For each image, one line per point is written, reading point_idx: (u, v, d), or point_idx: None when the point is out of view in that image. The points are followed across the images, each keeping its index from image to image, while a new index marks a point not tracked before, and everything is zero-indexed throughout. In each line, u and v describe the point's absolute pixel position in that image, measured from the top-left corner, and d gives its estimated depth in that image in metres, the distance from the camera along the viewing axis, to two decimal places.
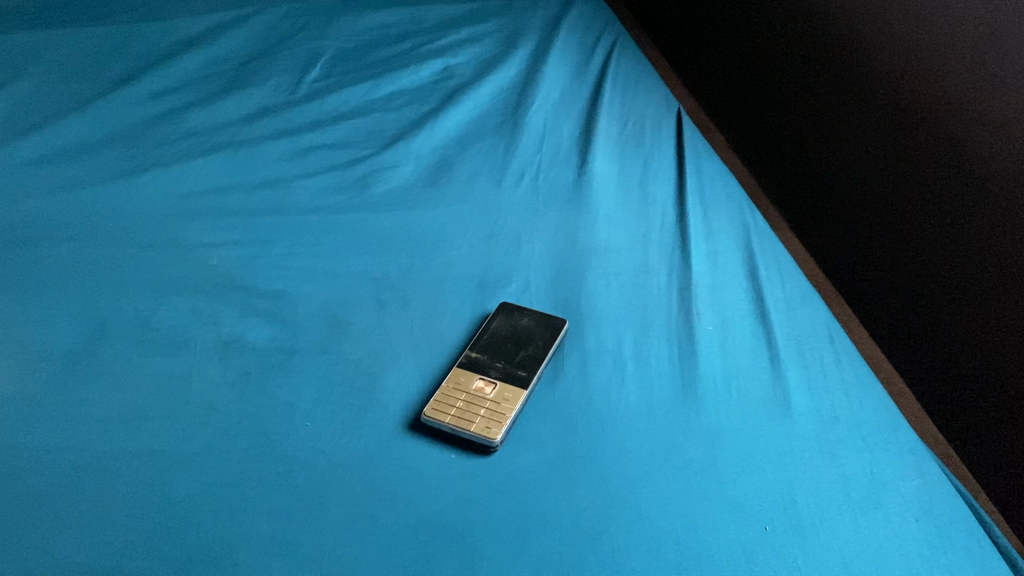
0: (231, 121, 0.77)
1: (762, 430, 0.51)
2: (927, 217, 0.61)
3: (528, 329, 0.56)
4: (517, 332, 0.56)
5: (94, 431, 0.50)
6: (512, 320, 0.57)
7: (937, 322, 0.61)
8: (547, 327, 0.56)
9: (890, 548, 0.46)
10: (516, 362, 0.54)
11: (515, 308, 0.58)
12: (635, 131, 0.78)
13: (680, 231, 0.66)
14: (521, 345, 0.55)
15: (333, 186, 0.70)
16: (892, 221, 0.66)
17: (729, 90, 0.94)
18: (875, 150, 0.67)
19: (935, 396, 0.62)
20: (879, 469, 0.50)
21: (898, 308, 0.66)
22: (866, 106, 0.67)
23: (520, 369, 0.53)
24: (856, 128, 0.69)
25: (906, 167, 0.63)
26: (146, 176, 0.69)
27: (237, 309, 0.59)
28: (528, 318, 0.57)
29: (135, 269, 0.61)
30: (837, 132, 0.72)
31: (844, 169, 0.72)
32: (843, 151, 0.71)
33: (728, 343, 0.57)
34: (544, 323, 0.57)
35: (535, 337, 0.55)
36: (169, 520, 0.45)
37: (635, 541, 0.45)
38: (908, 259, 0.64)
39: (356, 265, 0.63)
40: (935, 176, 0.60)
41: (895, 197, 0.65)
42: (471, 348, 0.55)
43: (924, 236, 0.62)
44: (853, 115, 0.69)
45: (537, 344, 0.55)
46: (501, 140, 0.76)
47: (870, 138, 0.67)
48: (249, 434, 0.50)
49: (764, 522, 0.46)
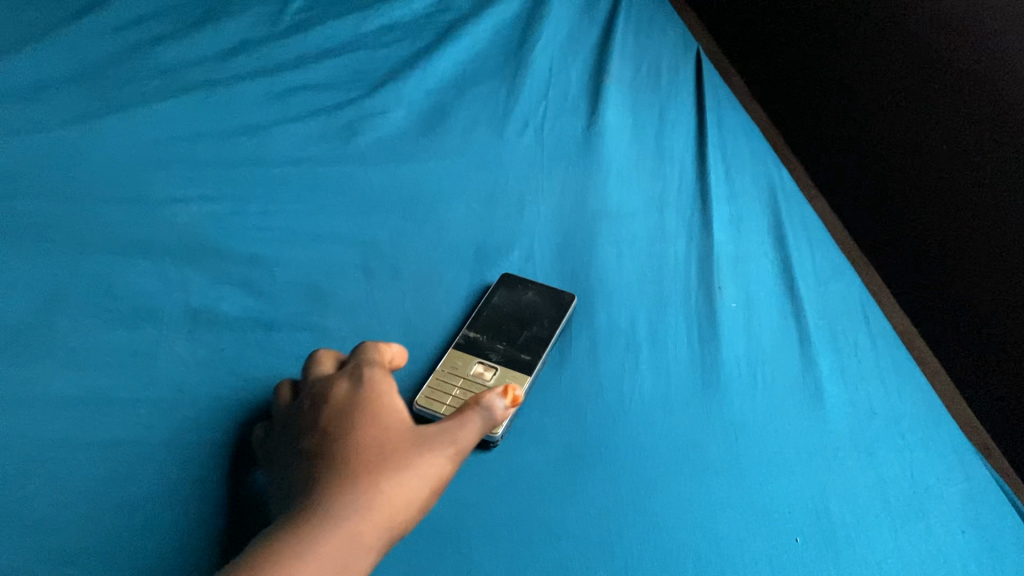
0: (206, 57, 0.69)
1: (792, 426, 0.47)
2: (991, 190, 0.57)
3: (532, 305, 0.51)
4: (521, 309, 0.50)
5: (46, 416, 0.44)
6: (515, 294, 0.51)
7: (995, 303, 0.58)
8: (553, 303, 0.51)
9: (932, 565, 0.42)
10: (519, 344, 0.48)
11: (518, 281, 0.52)
12: (650, 76, 0.72)
13: (700, 193, 0.61)
14: (525, 324, 0.49)
15: (317, 133, 0.64)
16: (951, 186, 0.61)
17: (745, 26, 0.87)
18: (931, 118, 0.63)
19: (977, 381, 0.58)
20: (920, 471, 0.46)
21: (949, 283, 0.62)
22: (924, 71, 0.63)
23: (524, 352, 0.48)
24: (915, 80, 0.64)
25: (983, 131, 0.58)
26: (111, 118, 0.61)
27: (207, 276, 0.53)
28: (532, 293, 0.51)
29: (98, 226, 0.54)
30: (891, 82, 0.66)
31: (886, 133, 0.67)
32: (895, 104, 0.66)
33: (752, 323, 0.52)
34: (550, 298, 0.51)
35: (539, 316, 0.50)
36: (128, 524, 0.40)
37: (651, 553, 0.40)
38: (964, 233, 0.60)
39: (342, 227, 0.57)
40: (1005, 147, 0.56)
41: (959, 161, 0.60)
42: (469, 326, 0.49)
43: (991, 201, 0.57)
44: (912, 68, 0.64)
45: (542, 323, 0.50)
46: (504, 84, 0.69)
47: (931, 96, 0.62)
48: (223, 421, 0.45)
49: (795, 532, 0.42)
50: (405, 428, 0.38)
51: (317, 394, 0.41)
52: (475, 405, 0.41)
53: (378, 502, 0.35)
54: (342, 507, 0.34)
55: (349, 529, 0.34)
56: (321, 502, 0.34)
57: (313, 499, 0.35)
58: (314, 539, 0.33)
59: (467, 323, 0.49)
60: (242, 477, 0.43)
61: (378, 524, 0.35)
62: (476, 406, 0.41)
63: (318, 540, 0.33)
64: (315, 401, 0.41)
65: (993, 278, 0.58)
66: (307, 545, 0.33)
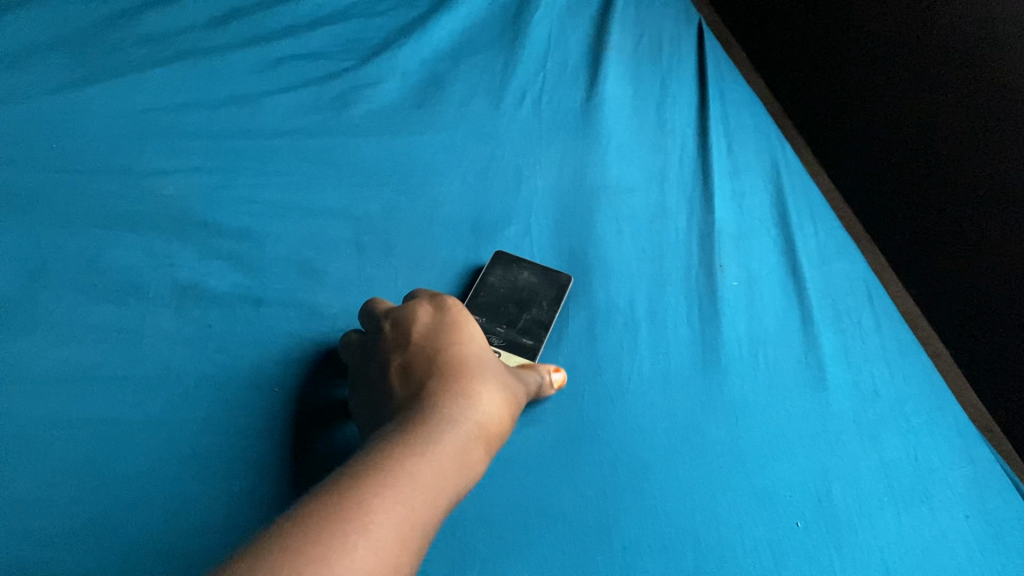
0: (195, 25, 0.66)
1: (794, 407, 0.46)
2: (1004, 161, 0.57)
3: (529, 285, 0.49)
4: (518, 290, 0.49)
5: (29, 393, 0.43)
6: (510, 274, 0.50)
7: (1005, 279, 0.57)
8: (549, 284, 0.50)
9: (935, 550, 0.41)
10: (519, 328, 0.47)
11: (512, 259, 0.50)
12: (652, 48, 0.70)
13: (701, 166, 0.60)
14: (523, 306, 0.48)
15: (308, 104, 0.61)
16: (960, 155, 0.60)
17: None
18: (939, 89, 0.62)
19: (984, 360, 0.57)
20: (925, 455, 0.45)
21: (955, 258, 0.61)
22: (930, 40, 0.62)
23: (525, 336, 0.47)
24: (921, 49, 0.63)
25: (995, 101, 0.58)
26: (94, 86, 0.58)
27: (195, 251, 0.51)
28: (529, 273, 0.50)
29: (83, 199, 0.52)
30: (899, 49, 0.65)
31: (889, 104, 0.67)
32: (902, 71, 0.65)
33: (754, 302, 0.51)
34: (547, 279, 0.50)
35: (537, 297, 0.49)
36: (112, 504, 0.40)
37: (648, 538, 0.40)
38: (971, 206, 0.60)
39: (333, 200, 0.55)
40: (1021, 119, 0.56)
41: (969, 132, 0.60)
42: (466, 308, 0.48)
43: (1003, 173, 0.57)
44: (917, 37, 0.63)
45: (540, 305, 0.48)
46: (501, 54, 0.67)
47: (937, 67, 0.62)
48: (209, 399, 0.44)
49: (795, 517, 0.41)
50: (486, 358, 0.38)
51: (403, 323, 0.40)
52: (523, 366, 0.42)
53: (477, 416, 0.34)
54: (447, 415, 0.33)
55: (460, 436, 0.33)
56: (425, 411, 0.33)
57: (415, 411, 0.34)
58: (437, 441, 0.32)
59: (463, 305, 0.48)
60: (229, 453, 0.43)
61: (481, 437, 0.34)
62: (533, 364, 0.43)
63: (436, 438, 0.32)
64: (399, 329, 0.40)
65: (1002, 252, 0.58)
66: (426, 441, 0.31)
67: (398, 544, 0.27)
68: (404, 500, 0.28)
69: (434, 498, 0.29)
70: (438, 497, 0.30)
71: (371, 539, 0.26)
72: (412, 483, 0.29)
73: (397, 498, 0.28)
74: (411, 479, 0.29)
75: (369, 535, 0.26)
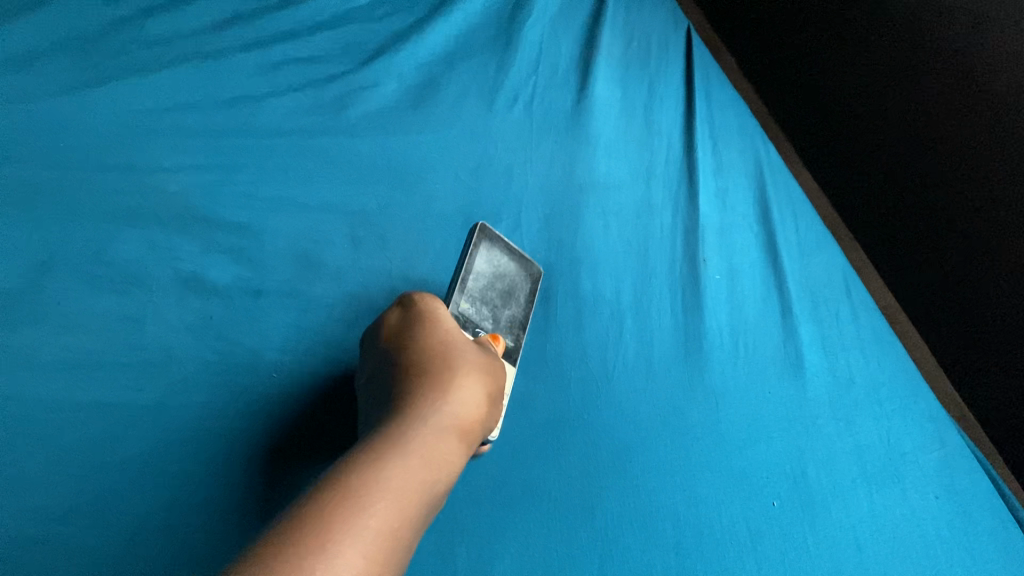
0: (196, 29, 0.65)
1: (772, 393, 0.49)
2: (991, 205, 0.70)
3: (509, 274, 0.47)
4: (500, 277, 0.46)
5: (36, 377, 0.45)
6: (493, 255, 0.46)
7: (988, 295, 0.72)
8: (523, 277, 0.48)
9: (904, 525, 0.46)
10: (505, 325, 0.46)
11: (495, 238, 0.46)
12: (640, 51, 0.72)
13: (686, 165, 0.64)
14: (507, 300, 0.46)
15: (306, 105, 0.62)
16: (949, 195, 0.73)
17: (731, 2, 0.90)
18: (923, 138, 0.74)
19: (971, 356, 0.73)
20: (897, 438, 0.49)
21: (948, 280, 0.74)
22: (915, 96, 0.74)
23: (509, 335, 0.45)
24: (907, 103, 0.75)
25: (982, 156, 0.71)
26: (102, 87, 0.58)
27: (197, 243, 0.53)
28: (507, 257, 0.47)
29: (88, 195, 0.53)
30: (885, 100, 0.77)
31: (878, 143, 0.78)
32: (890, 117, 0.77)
33: (735, 293, 0.54)
34: (522, 268, 0.48)
35: (515, 291, 0.47)
36: (120, 483, 0.42)
37: (628, 516, 0.42)
38: (959, 237, 0.73)
39: (329, 194, 0.57)
40: (1000, 168, 0.69)
41: (955, 178, 0.73)
42: (460, 298, 0.44)
43: (989, 215, 0.71)
44: (902, 92, 0.75)
45: (517, 300, 0.47)
46: (494, 57, 0.68)
47: (925, 120, 0.74)
48: (211, 385, 0.47)
49: (772, 496, 0.45)
50: (443, 362, 0.38)
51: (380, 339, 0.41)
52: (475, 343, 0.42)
53: (430, 427, 0.34)
54: (402, 432, 0.33)
55: (415, 446, 0.32)
56: (385, 429, 0.33)
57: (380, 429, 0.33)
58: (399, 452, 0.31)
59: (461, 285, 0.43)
60: (234, 433, 0.45)
61: (440, 442, 0.33)
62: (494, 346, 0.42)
63: (397, 453, 0.31)
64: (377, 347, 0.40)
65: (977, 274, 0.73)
66: (380, 454, 0.31)
67: (362, 561, 0.26)
68: (361, 515, 0.27)
69: (396, 507, 0.29)
70: (400, 502, 0.29)
71: (330, 560, 0.25)
72: (369, 495, 0.28)
73: (354, 513, 0.27)
74: (367, 492, 0.28)
75: (327, 555, 0.25)
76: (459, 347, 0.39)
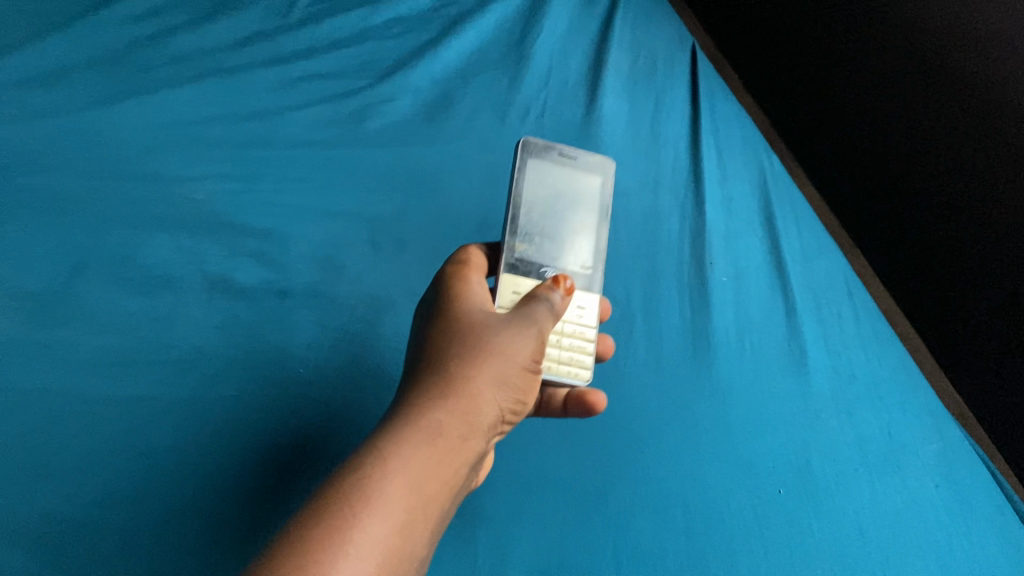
0: (219, 45, 0.67)
1: (778, 387, 0.51)
2: (995, 204, 0.68)
3: (564, 186, 0.48)
4: (558, 193, 0.47)
5: (74, 374, 0.47)
6: (544, 168, 0.47)
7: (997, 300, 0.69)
8: (585, 176, 0.49)
9: (904, 513, 0.48)
10: (571, 243, 0.48)
11: (542, 153, 0.47)
12: (646, 67, 0.75)
13: (693, 173, 0.66)
14: (568, 219, 0.48)
15: (327, 117, 0.64)
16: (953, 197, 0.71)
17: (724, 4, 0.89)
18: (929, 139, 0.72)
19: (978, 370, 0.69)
20: (898, 431, 0.51)
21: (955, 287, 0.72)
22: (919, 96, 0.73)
23: (577, 255, 0.48)
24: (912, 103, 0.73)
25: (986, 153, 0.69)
26: (131, 101, 0.61)
27: (224, 248, 0.55)
28: (562, 166, 0.48)
29: (119, 202, 0.55)
30: (887, 103, 0.75)
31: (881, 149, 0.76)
32: (894, 120, 0.75)
33: (741, 293, 0.56)
34: (582, 173, 0.49)
35: (579, 203, 0.48)
36: (154, 472, 0.44)
37: (640, 502, 0.45)
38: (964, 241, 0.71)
39: (349, 202, 0.59)
40: (1004, 163, 0.68)
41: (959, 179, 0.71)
42: (515, 230, 0.45)
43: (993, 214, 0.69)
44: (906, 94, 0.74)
45: (583, 213, 0.48)
46: (506, 73, 0.71)
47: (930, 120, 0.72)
48: (239, 381, 0.49)
49: (778, 484, 0.47)
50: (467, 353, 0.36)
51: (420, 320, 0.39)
52: (536, 295, 0.42)
53: (438, 431, 0.32)
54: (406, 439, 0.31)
55: (416, 457, 0.30)
56: (391, 434, 0.31)
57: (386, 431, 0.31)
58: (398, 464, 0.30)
59: (512, 234, 0.45)
60: (263, 423, 0.47)
61: (445, 449, 0.32)
62: (535, 312, 0.40)
63: (395, 467, 0.29)
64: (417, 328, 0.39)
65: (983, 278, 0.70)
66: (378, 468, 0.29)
67: None
68: (345, 548, 0.26)
69: (386, 532, 0.27)
70: (390, 527, 0.27)
71: None
72: (358, 521, 0.27)
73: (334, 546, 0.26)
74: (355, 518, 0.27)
75: None
76: (477, 331, 0.37)
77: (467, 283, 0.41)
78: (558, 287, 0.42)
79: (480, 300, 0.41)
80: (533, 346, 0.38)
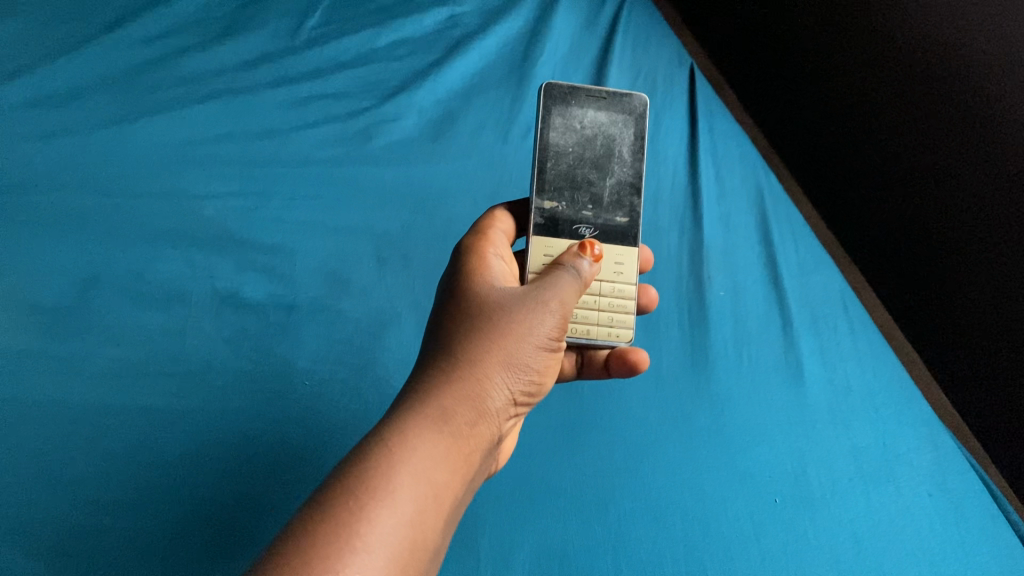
0: (228, 66, 0.69)
1: (774, 398, 0.53)
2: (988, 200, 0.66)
3: (598, 129, 0.47)
4: (590, 143, 0.47)
5: (86, 385, 0.48)
6: (570, 115, 0.47)
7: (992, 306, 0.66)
8: (621, 122, 0.48)
9: (898, 521, 0.48)
10: (607, 191, 0.47)
11: (569, 101, 0.47)
12: (647, 85, 0.76)
13: (692, 189, 0.67)
14: (602, 165, 0.47)
15: (335, 137, 0.66)
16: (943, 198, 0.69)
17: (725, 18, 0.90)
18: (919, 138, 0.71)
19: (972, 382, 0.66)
20: (892, 441, 0.52)
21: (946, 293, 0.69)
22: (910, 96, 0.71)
23: (614, 204, 0.47)
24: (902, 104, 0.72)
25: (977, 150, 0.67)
26: (143, 121, 0.62)
27: (233, 262, 0.56)
28: (592, 110, 0.47)
29: (131, 219, 0.57)
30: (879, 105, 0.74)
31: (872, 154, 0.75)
32: (885, 123, 0.74)
33: (738, 308, 0.58)
34: (616, 115, 0.48)
35: (616, 146, 0.47)
36: (163, 479, 0.45)
37: (639, 511, 0.46)
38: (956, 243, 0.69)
39: (355, 219, 0.61)
40: (998, 157, 0.66)
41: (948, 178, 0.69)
42: (541, 186, 0.46)
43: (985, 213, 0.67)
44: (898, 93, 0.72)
45: (620, 155, 0.47)
46: (510, 92, 0.72)
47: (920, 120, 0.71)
48: (247, 392, 0.50)
49: (774, 493, 0.48)
50: (484, 331, 0.36)
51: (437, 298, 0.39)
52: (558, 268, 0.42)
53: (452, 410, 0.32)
54: (422, 419, 0.31)
55: (434, 435, 0.31)
56: (409, 414, 0.32)
57: (403, 411, 0.32)
58: (416, 442, 0.30)
59: (538, 191, 0.46)
60: (270, 431, 0.48)
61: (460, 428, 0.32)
62: (553, 287, 0.40)
63: (413, 445, 0.30)
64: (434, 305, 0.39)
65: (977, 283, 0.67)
66: (397, 446, 0.29)
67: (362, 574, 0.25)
68: (366, 523, 0.26)
69: (406, 508, 0.28)
70: (409, 504, 0.28)
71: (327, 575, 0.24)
72: (377, 497, 0.27)
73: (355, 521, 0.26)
74: (376, 495, 0.27)
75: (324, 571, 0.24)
76: (495, 308, 0.37)
77: (484, 260, 0.42)
78: (586, 255, 0.43)
79: (497, 278, 0.41)
80: (551, 324, 0.38)
